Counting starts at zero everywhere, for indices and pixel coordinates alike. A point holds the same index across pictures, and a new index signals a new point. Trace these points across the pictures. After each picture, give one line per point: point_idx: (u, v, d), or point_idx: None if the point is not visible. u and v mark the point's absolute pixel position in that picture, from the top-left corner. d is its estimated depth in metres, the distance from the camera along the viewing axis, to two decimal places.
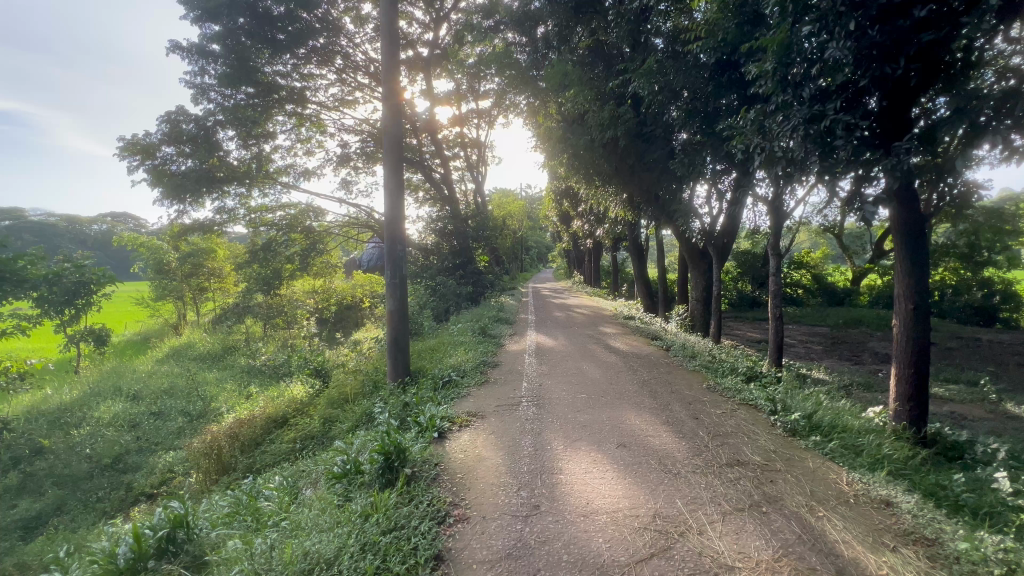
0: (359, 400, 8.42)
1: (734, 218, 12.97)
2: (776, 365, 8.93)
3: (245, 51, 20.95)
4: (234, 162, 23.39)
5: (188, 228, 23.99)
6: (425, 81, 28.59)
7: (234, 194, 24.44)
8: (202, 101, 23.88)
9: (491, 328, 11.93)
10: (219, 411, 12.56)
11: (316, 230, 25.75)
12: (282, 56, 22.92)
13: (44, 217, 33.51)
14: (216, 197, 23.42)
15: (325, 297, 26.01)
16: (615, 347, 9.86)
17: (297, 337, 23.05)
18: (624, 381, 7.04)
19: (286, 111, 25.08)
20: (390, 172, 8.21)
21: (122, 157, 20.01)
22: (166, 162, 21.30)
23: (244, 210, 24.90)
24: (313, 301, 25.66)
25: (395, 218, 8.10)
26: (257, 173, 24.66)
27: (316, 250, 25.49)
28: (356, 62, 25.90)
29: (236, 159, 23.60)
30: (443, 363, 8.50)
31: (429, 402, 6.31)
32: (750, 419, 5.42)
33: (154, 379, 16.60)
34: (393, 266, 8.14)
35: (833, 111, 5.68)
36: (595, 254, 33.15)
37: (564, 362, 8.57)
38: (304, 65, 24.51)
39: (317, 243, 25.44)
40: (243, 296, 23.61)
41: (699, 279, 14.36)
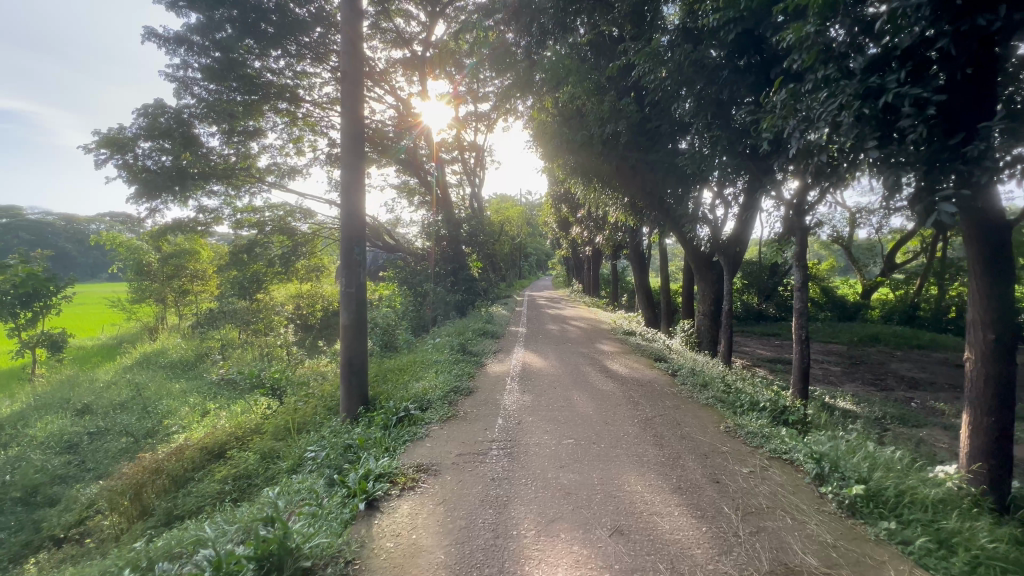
0: (307, 431, 7.07)
1: (747, 225, 11.66)
2: (801, 396, 7.59)
3: (231, 45, 19.85)
4: (216, 160, 22.22)
5: (168, 228, 22.69)
6: (422, 81, 27.49)
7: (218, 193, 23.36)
8: (184, 96, 22.71)
9: (472, 343, 10.64)
10: (170, 431, 11.22)
11: (302, 233, 24.53)
12: (272, 52, 21.78)
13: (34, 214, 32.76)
14: (198, 196, 22.30)
15: (310, 302, 23.51)
16: (613, 370, 8.50)
17: (276, 346, 21.69)
18: (621, 420, 5.69)
19: (277, 109, 23.91)
20: (347, 166, 6.90)
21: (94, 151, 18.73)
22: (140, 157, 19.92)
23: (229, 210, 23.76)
24: (296, 307, 23.15)
25: (353, 219, 6.87)
26: (241, 171, 23.49)
27: (300, 253, 24.27)
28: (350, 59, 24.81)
29: (219, 156, 22.47)
30: (408, 388, 7.15)
31: (373, 447, 4.99)
32: (788, 486, 4.09)
33: (112, 390, 15.25)
34: (348, 275, 6.86)
35: (896, 84, 4.44)
36: (595, 262, 31.91)
37: (551, 390, 7.23)
38: (297, 63, 23.40)
39: (301, 245, 24.20)
40: (221, 301, 22.29)
41: (706, 292, 12.98)
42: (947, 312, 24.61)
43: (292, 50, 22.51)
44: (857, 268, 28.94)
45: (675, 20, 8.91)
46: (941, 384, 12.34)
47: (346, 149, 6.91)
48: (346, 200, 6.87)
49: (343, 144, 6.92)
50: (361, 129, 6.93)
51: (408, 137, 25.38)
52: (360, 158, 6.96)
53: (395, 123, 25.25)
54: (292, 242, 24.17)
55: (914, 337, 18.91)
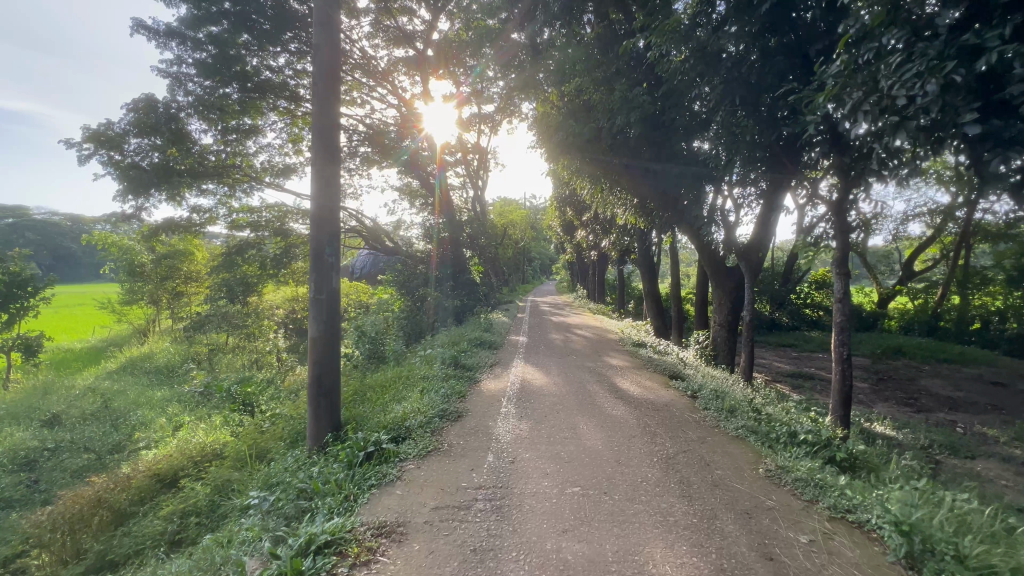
0: (267, 462, 6.09)
1: (771, 228, 10.62)
2: (841, 425, 6.55)
3: (227, 40, 18.92)
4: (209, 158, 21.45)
5: (162, 228, 21.82)
6: (425, 79, 26.68)
7: (215, 193, 22.73)
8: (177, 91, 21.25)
9: (466, 354, 9.64)
10: (136, 448, 10.28)
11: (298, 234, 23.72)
12: (274, 49, 20.94)
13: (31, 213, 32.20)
14: (195, 194, 21.70)
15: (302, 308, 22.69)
16: (623, 390, 7.48)
17: (267, 353, 20.77)
18: (638, 459, 4.68)
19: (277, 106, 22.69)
20: (319, 155, 5.95)
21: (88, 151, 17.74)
22: (140, 155, 18.99)
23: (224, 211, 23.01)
24: (285, 312, 22.40)
25: (324, 214, 5.92)
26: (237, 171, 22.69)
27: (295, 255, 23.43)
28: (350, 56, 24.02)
29: (213, 155, 21.71)
30: (387, 411, 6.15)
31: (331, 496, 4.02)
32: (868, 566, 3.09)
33: (87, 398, 14.38)
34: (318, 279, 5.90)
35: (1000, 45, 3.54)
36: (599, 267, 30.87)
37: (553, 414, 6.23)
38: (297, 60, 22.59)
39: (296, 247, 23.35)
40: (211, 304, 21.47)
41: (722, 301, 11.92)
42: (970, 323, 23.39)
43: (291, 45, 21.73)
44: (873, 276, 27.81)
45: (684, 5, 7.95)
46: (982, 403, 11.25)
47: (317, 133, 5.95)
48: (318, 193, 5.94)
49: (314, 128, 5.97)
50: (335, 112, 5.99)
51: (408, 137, 24.57)
52: (334, 145, 6.02)
53: (396, 122, 24.44)
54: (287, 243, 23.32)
55: (941, 350, 17.78)
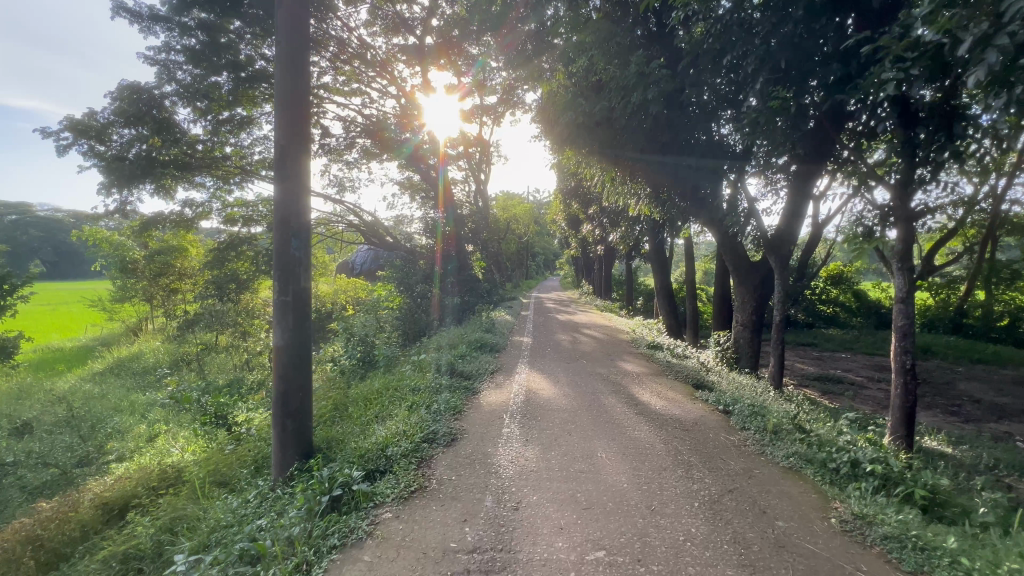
0: (227, 494, 5.16)
1: (804, 218, 9.53)
2: (902, 448, 5.57)
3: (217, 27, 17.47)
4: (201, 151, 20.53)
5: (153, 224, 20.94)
6: (426, 68, 25.61)
7: (207, 187, 21.80)
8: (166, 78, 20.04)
9: (464, 360, 8.67)
10: (106, 463, 9.42)
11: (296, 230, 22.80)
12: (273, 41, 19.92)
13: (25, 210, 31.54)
14: (187, 188, 20.82)
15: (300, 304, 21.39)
16: (644, 404, 6.48)
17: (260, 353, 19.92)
18: (675, 504, 3.71)
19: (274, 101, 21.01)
20: (284, 132, 5.01)
21: (72, 143, 16.71)
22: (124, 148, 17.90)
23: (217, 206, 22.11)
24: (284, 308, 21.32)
25: (291, 202, 4.98)
26: (232, 165, 21.75)
27: None
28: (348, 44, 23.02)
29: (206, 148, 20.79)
30: (367, 434, 5.19)
31: (278, 564, 3.05)
32: None
33: (67, 401, 13.63)
34: (284, 278, 4.95)
35: None
36: (606, 262, 29.88)
37: (564, 435, 5.29)
38: None
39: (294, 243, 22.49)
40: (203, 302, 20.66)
41: (746, 299, 10.88)
42: (997, 319, 22.40)
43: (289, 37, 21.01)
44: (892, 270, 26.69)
45: None
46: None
47: (282, 106, 5.00)
48: (285, 176, 5.00)
49: (278, 100, 5.00)
50: (304, 81, 5.04)
51: (408, 130, 23.59)
52: (304, 121, 5.08)
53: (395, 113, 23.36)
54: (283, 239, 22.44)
55: (973, 350, 16.68)
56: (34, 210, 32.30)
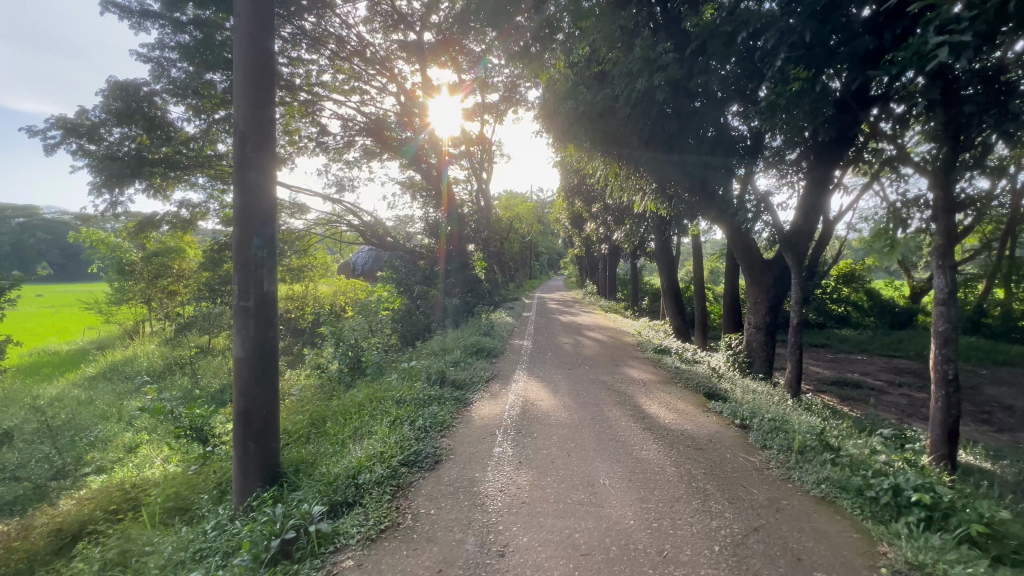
0: (184, 523, 4.58)
1: (820, 213, 8.93)
2: (945, 468, 4.93)
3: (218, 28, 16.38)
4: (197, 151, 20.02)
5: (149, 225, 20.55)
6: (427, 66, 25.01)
7: (203, 188, 21.34)
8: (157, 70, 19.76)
9: (458, 367, 8.09)
10: (82, 477, 8.91)
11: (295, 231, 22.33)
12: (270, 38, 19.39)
13: (24, 213, 31.32)
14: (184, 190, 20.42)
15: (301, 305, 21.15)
16: (651, 418, 5.88)
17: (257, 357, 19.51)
18: (690, 550, 3.12)
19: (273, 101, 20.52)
20: (246, 116, 4.43)
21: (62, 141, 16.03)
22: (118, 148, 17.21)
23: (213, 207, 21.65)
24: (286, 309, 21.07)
25: (253, 195, 4.43)
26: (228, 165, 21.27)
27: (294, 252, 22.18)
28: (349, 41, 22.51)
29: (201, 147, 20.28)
30: (342, 456, 4.63)
31: None
32: None
33: (53, 408, 13.17)
34: (244, 281, 4.38)
35: None
36: (611, 261, 29.24)
37: (562, 455, 4.71)
38: (292, 49, 21.49)
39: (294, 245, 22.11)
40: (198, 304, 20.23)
41: (759, 299, 10.21)
42: (1017, 319, 21.60)
43: (288, 36, 20.57)
44: (906, 268, 25.91)
45: None
46: None
47: (243, 87, 4.43)
48: (247, 165, 4.43)
49: (238, 81, 4.42)
50: (268, 58, 4.47)
51: (408, 128, 23.03)
52: (268, 104, 4.51)
53: (396, 112, 22.75)
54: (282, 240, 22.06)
55: (996, 352, 15.91)
56: (33, 213, 32.08)
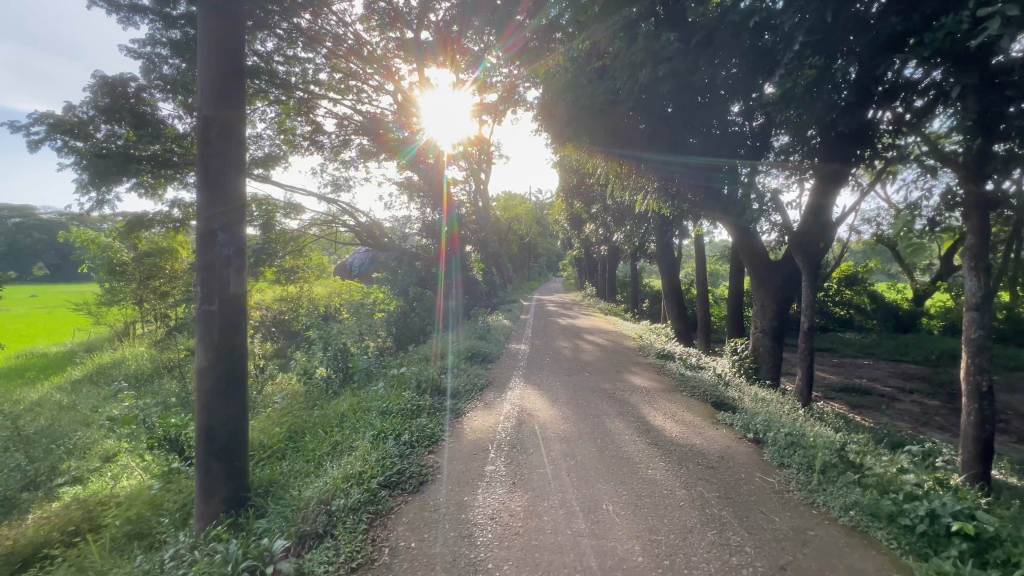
0: (139, 551, 4.11)
1: (832, 213, 8.51)
2: (979, 488, 4.51)
3: None
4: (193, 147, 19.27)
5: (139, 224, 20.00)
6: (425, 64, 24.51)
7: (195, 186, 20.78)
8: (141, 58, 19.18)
9: (450, 375, 7.65)
10: (54, 490, 8.41)
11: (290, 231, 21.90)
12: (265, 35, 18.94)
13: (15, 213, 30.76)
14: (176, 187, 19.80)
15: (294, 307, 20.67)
16: (656, 431, 5.45)
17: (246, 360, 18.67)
18: None
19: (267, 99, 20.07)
20: (211, 100, 3.97)
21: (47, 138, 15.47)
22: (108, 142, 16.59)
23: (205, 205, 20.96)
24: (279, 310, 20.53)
25: (218, 188, 3.98)
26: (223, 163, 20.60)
27: (289, 253, 21.73)
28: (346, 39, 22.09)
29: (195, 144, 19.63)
30: (317, 476, 4.19)
31: None
32: None
33: (34, 415, 12.67)
34: (207, 283, 3.93)
35: None
36: (610, 263, 28.83)
37: (560, 475, 4.28)
38: (288, 47, 21.03)
39: (290, 246, 21.69)
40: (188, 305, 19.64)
41: (766, 302, 9.80)
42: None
43: (283, 33, 20.13)
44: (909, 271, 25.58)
45: None
46: None
47: (209, 68, 3.98)
48: (212, 155, 3.98)
49: (202, 61, 3.97)
50: (236, 37, 4.02)
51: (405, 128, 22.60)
52: (237, 88, 4.06)
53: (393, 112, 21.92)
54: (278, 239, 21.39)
55: (1006, 358, 15.52)
56: (24, 212, 31.53)
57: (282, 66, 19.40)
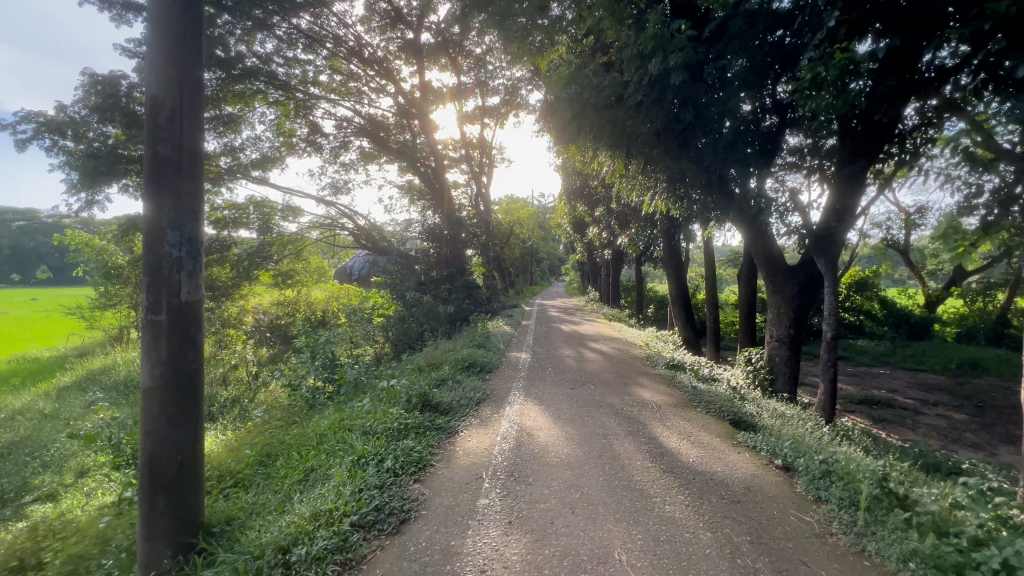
0: None
1: (857, 213, 7.94)
2: None
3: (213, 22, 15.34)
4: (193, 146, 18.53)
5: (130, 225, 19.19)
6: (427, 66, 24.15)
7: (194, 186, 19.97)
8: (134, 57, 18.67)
9: (444, 388, 7.09)
10: (22, 509, 7.87)
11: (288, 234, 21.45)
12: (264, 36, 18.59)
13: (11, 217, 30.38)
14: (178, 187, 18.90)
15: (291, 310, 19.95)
16: (672, 456, 4.87)
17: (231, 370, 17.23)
18: None
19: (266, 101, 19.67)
20: (160, 78, 3.41)
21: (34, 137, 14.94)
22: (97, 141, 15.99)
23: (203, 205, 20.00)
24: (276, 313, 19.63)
25: (168, 179, 3.42)
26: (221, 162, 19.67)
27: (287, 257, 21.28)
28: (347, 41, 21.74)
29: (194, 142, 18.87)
30: (284, 514, 3.62)
31: None
32: None
33: (16, 424, 12.16)
34: (154, 290, 3.38)
35: None
36: (613, 267, 28.28)
37: (564, 513, 3.70)
38: (287, 48, 20.70)
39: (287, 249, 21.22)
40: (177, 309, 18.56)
41: (783, 310, 9.20)
42: None
43: (282, 34, 19.81)
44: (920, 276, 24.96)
45: None
46: None
47: (159, 41, 3.41)
48: (161, 141, 3.41)
49: (151, 32, 3.40)
50: (191, 5, 3.45)
51: (407, 131, 22.19)
52: (193, 64, 3.49)
53: (394, 113, 21.63)
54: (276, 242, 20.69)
55: None
56: (21, 216, 31.16)
57: (282, 68, 18.97)
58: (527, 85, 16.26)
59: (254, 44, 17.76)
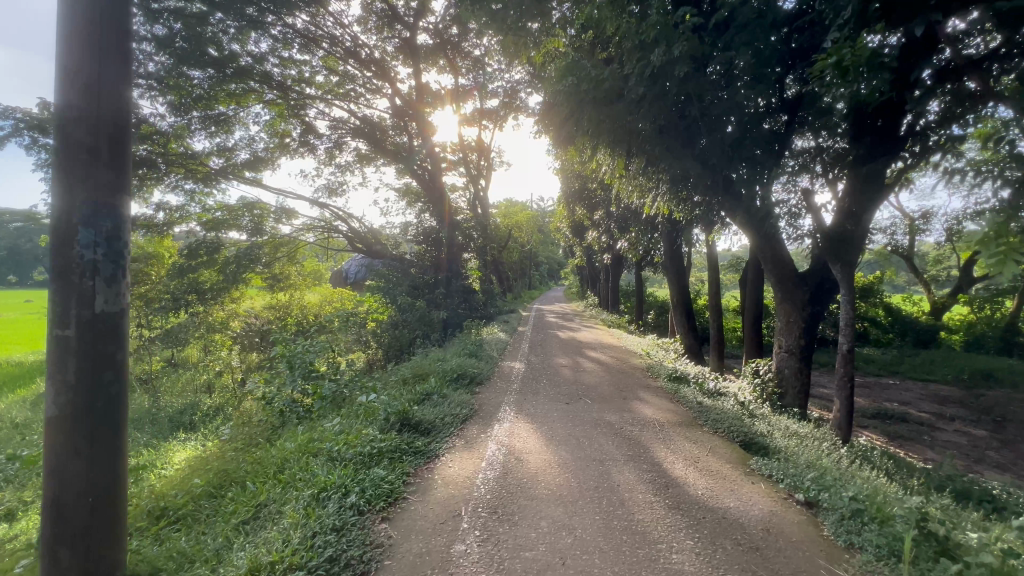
0: None
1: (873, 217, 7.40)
2: None
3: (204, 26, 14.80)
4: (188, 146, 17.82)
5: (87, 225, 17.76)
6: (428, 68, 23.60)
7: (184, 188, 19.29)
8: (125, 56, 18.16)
9: (428, 404, 6.51)
10: None
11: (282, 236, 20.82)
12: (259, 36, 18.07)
13: None
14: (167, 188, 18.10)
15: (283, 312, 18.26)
16: (678, 488, 4.32)
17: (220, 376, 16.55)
18: None
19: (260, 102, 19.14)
20: (71, 43, 2.78)
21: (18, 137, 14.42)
22: None
23: (193, 205, 19.26)
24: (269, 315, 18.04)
25: (85, 170, 2.85)
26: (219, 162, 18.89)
27: (280, 262, 20.70)
28: (344, 41, 21.26)
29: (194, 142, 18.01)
30: (221, 569, 3.05)
31: None
32: None
33: None
34: (62, 297, 2.81)
35: None
36: (613, 272, 27.63)
37: (553, 564, 3.14)
38: (283, 48, 20.20)
39: (280, 253, 20.65)
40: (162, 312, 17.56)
41: (792, 319, 8.66)
42: None
43: (277, 34, 19.34)
44: (925, 283, 24.47)
45: None
46: None
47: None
48: (74, 123, 2.82)
49: None
50: None
51: (404, 133, 21.62)
52: (116, 32, 2.86)
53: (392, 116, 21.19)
54: (270, 244, 20.08)
55: None
56: None
57: (276, 68, 18.39)
58: (527, 86, 15.70)
59: (247, 44, 17.19)
